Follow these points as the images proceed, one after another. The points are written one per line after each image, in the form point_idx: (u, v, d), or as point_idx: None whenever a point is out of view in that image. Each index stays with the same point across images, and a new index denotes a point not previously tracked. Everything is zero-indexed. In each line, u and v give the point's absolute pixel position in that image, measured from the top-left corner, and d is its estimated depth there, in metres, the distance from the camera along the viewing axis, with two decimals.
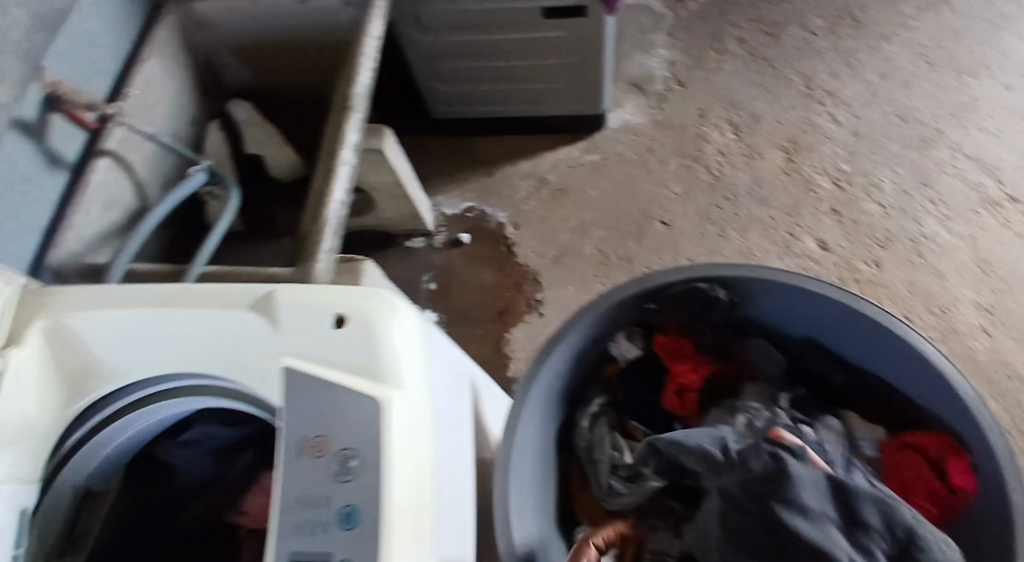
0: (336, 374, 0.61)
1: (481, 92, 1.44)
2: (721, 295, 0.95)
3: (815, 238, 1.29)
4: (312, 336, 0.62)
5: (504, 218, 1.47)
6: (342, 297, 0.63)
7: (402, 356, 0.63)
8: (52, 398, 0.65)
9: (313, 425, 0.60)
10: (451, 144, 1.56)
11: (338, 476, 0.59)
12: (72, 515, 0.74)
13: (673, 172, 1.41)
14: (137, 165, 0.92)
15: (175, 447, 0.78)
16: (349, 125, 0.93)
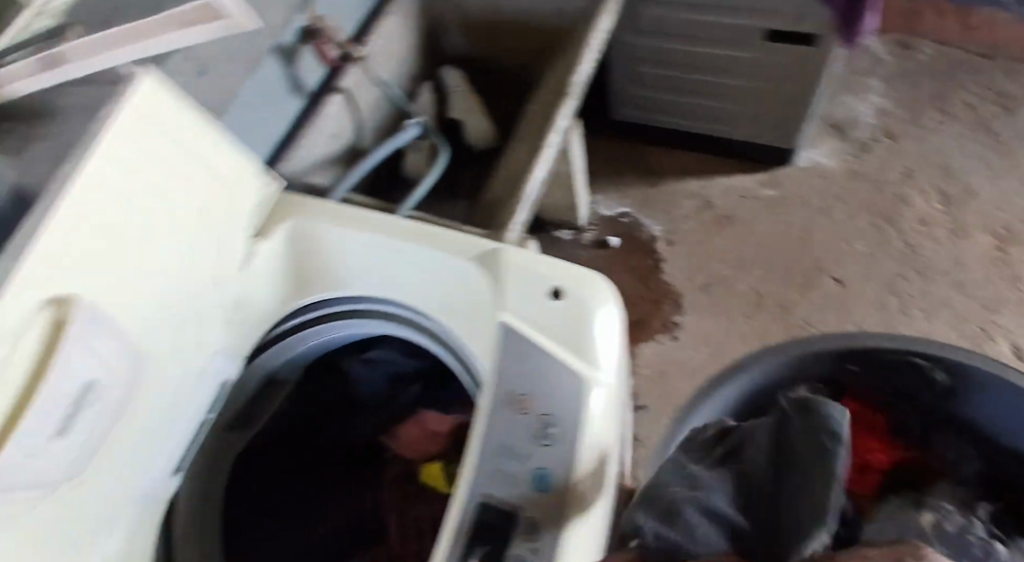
0: (544, 341, 0.49)
1: (668, 101, 1.35)
2: (940, 380, 0.70)
3: (1011, 341, 1.18)
4: (524, 301, 0.51)
5: (659, 232, 1.37)
6: (566, 269, 0.51)
7: (614, 341, 0.50)
8: (273, 295, 0.59)
9: (515, 379, 0.49)
10: (620, 145, 1.46)
11: (536, 441, 0.47)
12: (254, 402, 0.65)
13: (863, 229, 1.31)
14: (361, 107, 0.92)
15: (357, 363, 0.68)
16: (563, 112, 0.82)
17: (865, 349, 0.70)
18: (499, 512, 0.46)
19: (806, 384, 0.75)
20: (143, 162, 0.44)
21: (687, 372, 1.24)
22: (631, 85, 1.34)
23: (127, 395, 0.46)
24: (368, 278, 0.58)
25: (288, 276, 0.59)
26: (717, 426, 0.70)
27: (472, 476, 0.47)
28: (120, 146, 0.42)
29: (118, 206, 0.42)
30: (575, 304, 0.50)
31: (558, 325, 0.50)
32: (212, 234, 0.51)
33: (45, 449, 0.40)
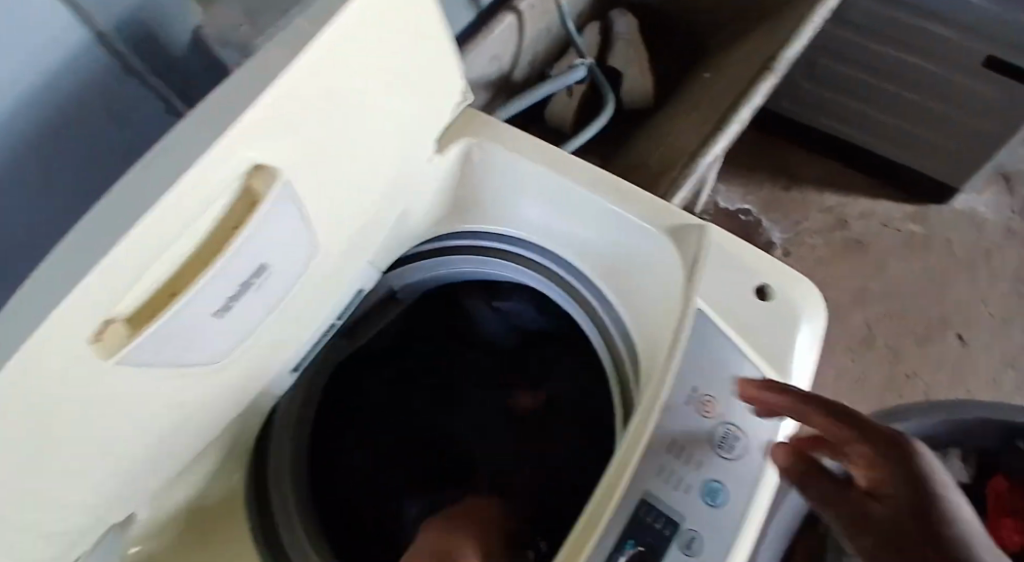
0: (741, 345, 0.45)
1: (834, 103, 1.23)
2: None
3: None
4: (725, 292, 0.45)
5: (779, 239, 1.28)
6: (777, 267, 0.46)
7: (806, 360, 0.46)
8: (427, 214, 0.52)
9: (709, 375, 0.44)
10: (760, 138, 1.36)
11: (716, 449, 0.44)
12: (368, 314, 0.58)
13: (1003, 293, 1.22)
14: (529, 31, 0.83)
15: (485, 307, 0.62)
16: (767, 81, 0.74)
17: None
18: (667, 519, 0.42)
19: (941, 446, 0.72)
20: (370, 49, 0.38)
21: None
22: (802, 74, 1.22)
23: (288, 287, 0.42)
24: (537, 220, 0.52)
25: (447, 196, 0.53)
26: None
27: (640, 470, 0.42)
28: (354, 27, 0.36)
29: (335, 94, 0.37)
30: (781, 309, 0.45)
31: (761, 331, 0.45)
32: (408, 141, 0.45)
33: (200, 329, 0.36)
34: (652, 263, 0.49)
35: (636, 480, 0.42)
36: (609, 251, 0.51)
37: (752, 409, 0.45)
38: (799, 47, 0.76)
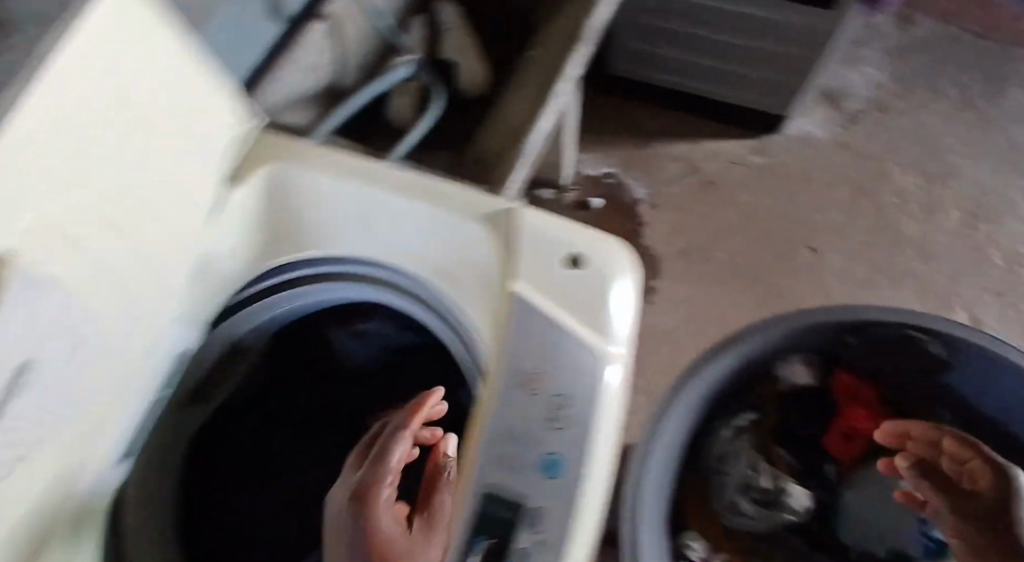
0: (559, 313, 0.46)
1: (660, 56, 1.31)
2: (935, 352, 0.69)
3: (968, 311, 1.23)
4: (537, 266, 0.48)
5: (643, 195, 1.37)
6: (585, 234, 0.49)
7: (628, 315, 0.48)
8: (240, 257, 0.56)
9: (529, 353, 0.46)
10: (609, 104, 1.44)
11: (548, 425, 0.45)
12: (216, 370, 0.61)
13: (843, 199, 1.32)
14: (348, 36, 0.83)
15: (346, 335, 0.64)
16: (583, 45, 0.79)
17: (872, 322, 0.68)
18: (509, 503, 0.44)
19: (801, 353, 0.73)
20: (93, 106, 0.37)
21: (659, 336, 1.26)
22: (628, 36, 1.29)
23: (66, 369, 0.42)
24: (357, 235, 0.54)
25: (258, 235, 0.56)
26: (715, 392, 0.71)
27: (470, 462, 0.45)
28: (65, 93, 0.35)
29: (61, 164, 0.36)
30: (596, 271, 0.48)
31: (576, 295, 0.47)
32: (175, 201, 0.47)
33: None
34: (471, 252, 0.50)
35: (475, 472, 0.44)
36: (431, 249, 0.52)
37: (581, 371, 0.45)
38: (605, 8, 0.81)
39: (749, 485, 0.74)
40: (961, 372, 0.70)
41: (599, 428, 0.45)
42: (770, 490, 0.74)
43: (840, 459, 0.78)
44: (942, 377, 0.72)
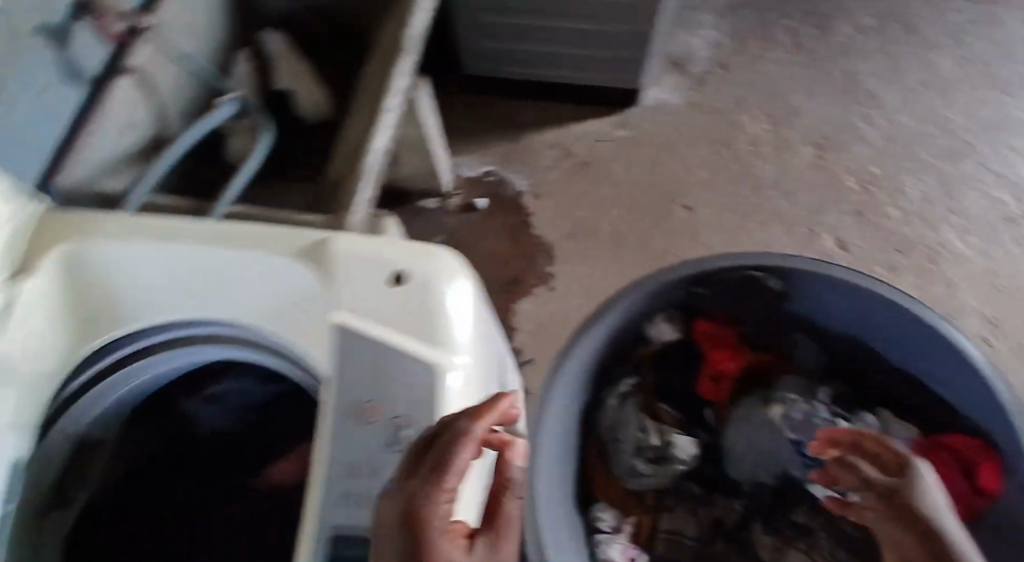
0: (387, 334, 0.48)
1: (509, 49, 1.35)
2: (774, 288, 0.76)
3: (835, 237, 1.33)
4: (360, 291, 0.49)
5: (525, 186, 1.41)
6: (407, 250, 0.51)
7: (460, 318, 0.50)
8: (57, 345, 0.54)
9: (362, 384, 0.48)
10: (475, 104, 1.47)
11: (390, 449, 0.47)
12: (65, 467, 0.62)
13: (706, 157, 1.41)
14: (159, 87, 0.83)
15: (199, 402, 0.67)
16: (405, 56, 0.78)
17: (710, 271, 0.75)
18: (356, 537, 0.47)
19: (660, 311, 0.80)
20: None
21: (564, 318, 1.30)
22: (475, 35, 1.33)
23: None
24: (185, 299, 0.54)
25: (71, 319, 0.54)
26: (587, 364, 0.78)
27: (323, 503, 0.47)
28: None
29: None
30: (421, 285, 0.50)
31: (402, 310, 0.49)
32: None
33: None
34: (298, 293, 0.52)
35: (322, 515, 0.47)
36: (257, 297, 0.53)
37: (416, 389, 0.48)
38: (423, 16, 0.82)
39: (640, 447, 0.77)
40: (801, 296, 0.77)
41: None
42: (659, 447, 0.77)
43: (716, 399, 0.80)
44: (789, 308, 0.79)
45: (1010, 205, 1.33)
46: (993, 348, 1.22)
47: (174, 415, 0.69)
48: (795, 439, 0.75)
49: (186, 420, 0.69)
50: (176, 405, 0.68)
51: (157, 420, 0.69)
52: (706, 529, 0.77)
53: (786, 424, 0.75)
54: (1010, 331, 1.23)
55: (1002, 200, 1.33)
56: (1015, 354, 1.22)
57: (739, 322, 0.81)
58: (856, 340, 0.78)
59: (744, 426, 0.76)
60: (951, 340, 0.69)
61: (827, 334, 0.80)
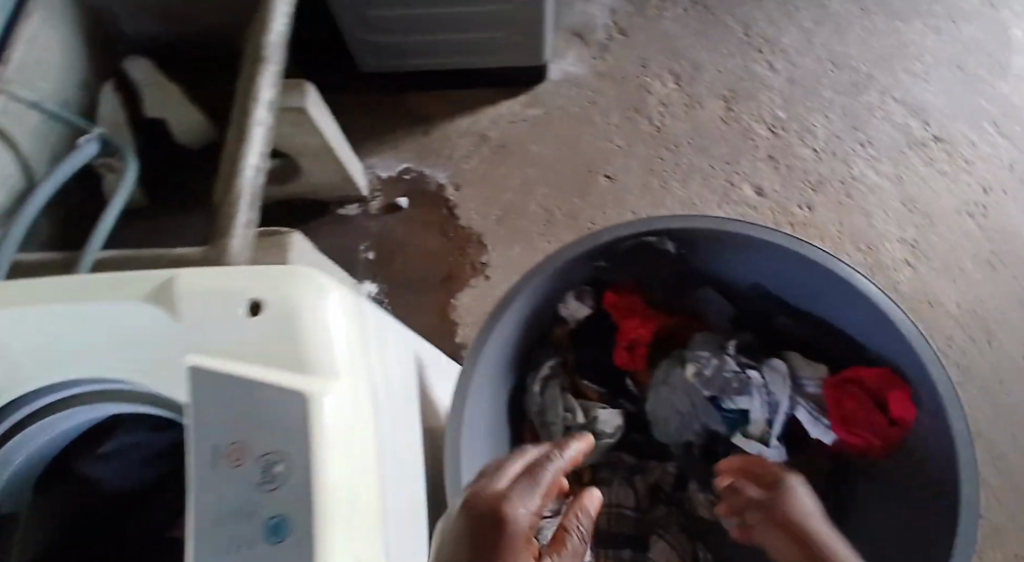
0: (250, 370, 0.50)
1: (396, 44, 1.30)
2: (670, 249, 0.76)
3: (753, 185, 1.35)
4: (221, 328, 0.51)
5: (445, 178, 1.39)
6: (259, 279, 0.52)
7: (325, 339, 0.52)
8: None
9: (224, 425, 0.49)
10: (381, 103, 1.44)
11: (262, 487, 0.48)
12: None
13: (619, 123, 1.41)
14: (20, 138, 0.80)
15: (95, 459, 0.71)
16: (263, 79, 0.78)
17: (609, 242, 0.74)
18: None
19: (569, 288, 0.80)
20: None
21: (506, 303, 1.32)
22: (364, 32, 1.27)
23: None
24: (49, 361, 0.54)
25: None
26: (505, 355, 0.77)
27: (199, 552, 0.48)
28: None
29: None
30: (277, 310, 0.52)
31: (264, 341, 0.51)
32: None
33: None
34: (162, 340, 0.52)
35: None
36: (117, 347, 0.53)
37: (283, 423, 0.49)
38: (279, 35, 0.81)
39: (567, 426, 0.79)
40: (702, 254, 0.78)
41: (315, 464, 0.48)
42: (585, 425, 0.79)
43: (630, 367, 0.82)
44: (692, 263, 0.80)
45: (915, 128, 1.36)
46: (915, 270, 1.28)
47: (81, 479, 0.72)
48: (709, 395, 0.76)
49: (91, 481, 0.72)
50: (80, 469, 0.71)
51: (64, 486, 0.71)
52: (644, 496, 0.83)
53: (699, 384, 0.76)
54: (928, 251, 1.29)
55: (907, 125, 1.36)
56: (936, 272, 1.28)
57: (645, 288, 0.82)
58: (763, 289, 0.79)
59: (660, 391, 0.78)
60: (843, 276, 0.67)
61: (733, 284, 0.80)
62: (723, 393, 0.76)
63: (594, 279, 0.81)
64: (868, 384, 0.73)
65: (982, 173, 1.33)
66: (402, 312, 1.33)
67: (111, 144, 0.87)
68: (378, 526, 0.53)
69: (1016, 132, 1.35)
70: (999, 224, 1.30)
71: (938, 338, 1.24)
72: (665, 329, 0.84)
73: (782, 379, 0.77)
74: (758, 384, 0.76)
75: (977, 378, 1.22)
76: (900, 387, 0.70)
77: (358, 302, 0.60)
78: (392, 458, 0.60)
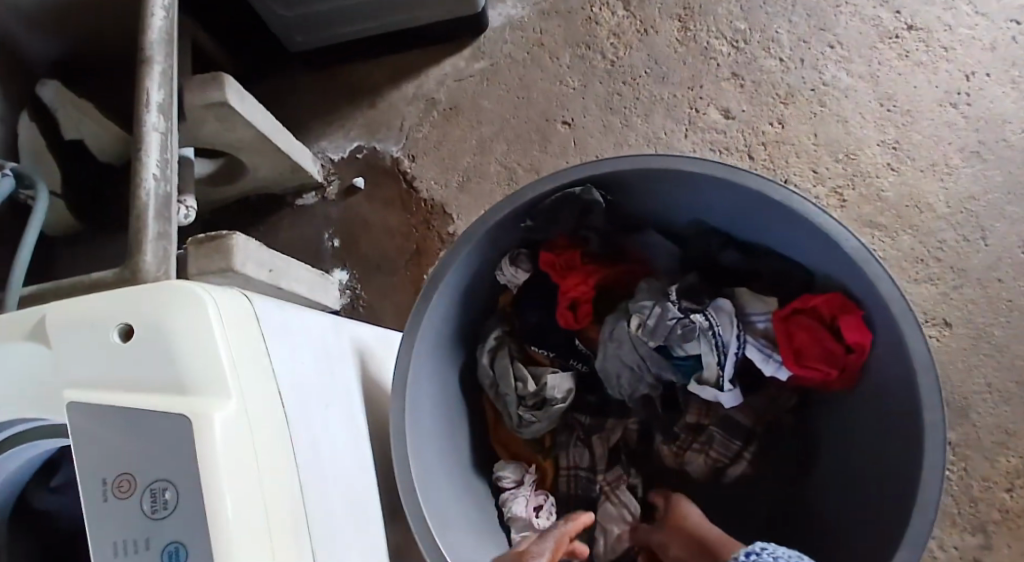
0: (128, 399, 0.48)
1: (325, 15, 1.26)
2: (598, 198, 0.75)
3: (719, 107, 1.28)
4: (99, 358, 0.49)
5: (399, 151, 1.34)
6: (127, 300, 0.50)
7: (206, 355, 0.49)
8: None
9: (111, 460, 0.47)
10: (324, 80, 1.39)
11: (154, 515, 0.46)
12: None
13: (570, 64, 1.34)
14: None
15: (47, 492, 0.71)
16: (150, 82, 0.77)
17: (528, 203, 0.72)
18: None
19: (507, 254, 0.81)
20: None
21: None
22: (283, 6, 1.21)
23: None
24: None
25: None
26: (447, 328, 0.77)
27: None
28: None
29: None
30: (148, 332, 0.49)
31: (137, 367, 0.48)
32: None
33: None
34: (46, 378, 0.51)
35: None
36: (12, 390, 0.52)
37: (168, 449, 0.47)
38: (160, 31, 0.79)
39: (519, 396, 0.81)
40: (630, 197, 0.77)
41: (203, 490, 0.46)
42: (536, 393, 0.81)
43: (577, 326, 0.83)
44: (624, 204, 0.79)
45: (886, 20, 1.27)
46: (899, 174, 1.21)
47: (44, 510, 0.73)
48: (656, 344, 0.78)
49: (55, 511, 0.73)
50: (41, 501, 0.72)
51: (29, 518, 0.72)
52: (602, 457, 0.86)
53: (643, 335, 0.77)
54: (910, 152, 1.21)
55: (877, 18, 1.27)
56: (922, 172, 1.20)
57: (582, 243, 0.81)
58: (705, 223, 0.78)
59: (608, 347, 0.80)
60: (771, 196, 0.64)
61: (672, 215, 0.79)
62: (667, 343, 0.77)
63: (529, 241, 0.81)
64: (820, 312, 0.72)
65: (962, 58, 1.24)
66: (374, 296, 1.29)
67: (27, 174, 0.86)
68: (296, 542, 0.51)
69: (995, 6, 1.25)
70: (985, 111, 1.21)
71: (928, 243, 1.18)
72: (609, 281, 0.85)
73: (729, 320, 0.76)
74: (702, 328, 0.76)
75: (975, 279, 1.15)
76: (856, 312, 0.69)
77: (254, 307, 0.56)
78: (316, 466, 0.58)
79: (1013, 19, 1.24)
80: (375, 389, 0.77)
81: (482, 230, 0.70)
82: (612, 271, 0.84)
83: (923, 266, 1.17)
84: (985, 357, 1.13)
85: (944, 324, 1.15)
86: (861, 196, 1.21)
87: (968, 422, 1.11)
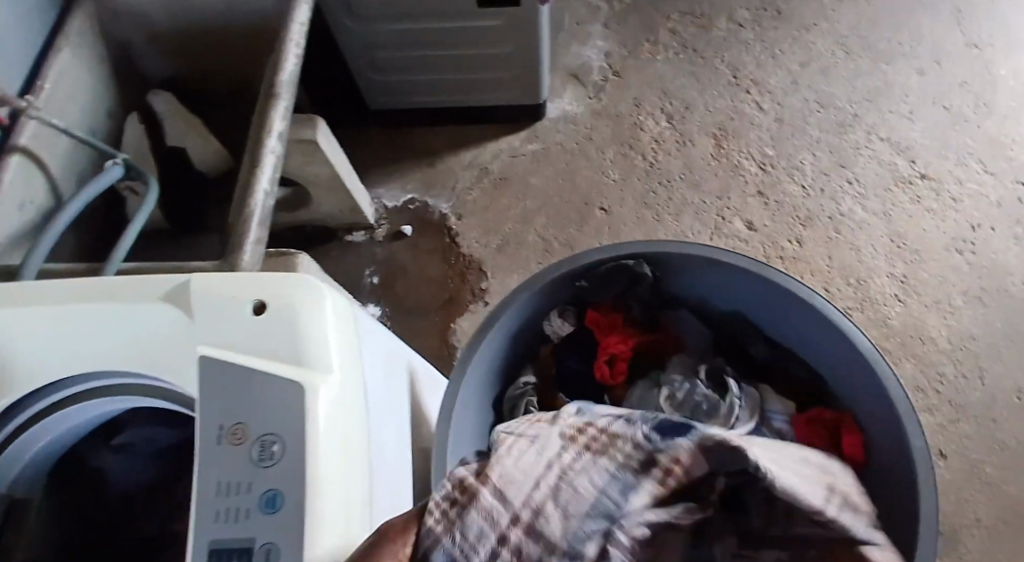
0: (256, 363, 0.56)
1: (405, 84, 1.41)
2: (646, 272, 0.85)
3: (743, 219, 1.41)
4: (230, 326, 0.58)
5: (447, 208, 1.46)
6: (263, 282, 0.59)
7: (327, 342, 0.58)
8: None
9: (229, 411, 0.55)
10: (389, 136, 1.53)
11: (260, 464, 0.54)
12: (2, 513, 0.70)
13: (613, 159, 1.48)
14: (49, 160, 0.90)
15: (107, 452, 0.77)
16: (274, 114, 0.88)
17: (583, 268, 0.83)
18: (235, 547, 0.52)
19: (553, 308, 0.91)
20: None
21: None
22: (371, 71, 1.36)
23: None
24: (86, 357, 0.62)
25: None
26: (493, 365, 0.86)
27: (199, 522, 0.53)
28: None
29: None
30: (280, 311, 0.58)
31: (266, 338, 0.57)
32: None
33: None
34: (176, 338, 0.59)
35: (200, 530, 0.53)
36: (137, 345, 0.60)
37: (281, 410, 0.55)
38: (290, 74, 0.92)
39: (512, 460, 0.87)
40: (673, 277, 0.88)
41: (306, 447, 0.53)
42: None
43: (611, 382, 0.93)
44: (664, 282, 0.89)
45: (902, 167, 1.42)
46: (905, 305, 1.32)
47: (93, 471, 0.78)
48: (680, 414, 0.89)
49: (104, 472, 0.77)
50: (97, 460, 0.77)
51: (80, 473, 0.78)
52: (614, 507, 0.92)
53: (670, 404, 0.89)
54: (917, 287, 1.33)
55: (894, 164, 1.42)
56: (927, 307, 1.32)
57: (624, 309, 0.92)
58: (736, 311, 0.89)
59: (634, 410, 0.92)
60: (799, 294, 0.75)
61: (708, 299, 0.90)
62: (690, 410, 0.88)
63: (576, 300, 0.92)
64: (832, 424, 0.84)
65: (970, 210, 1.38)
66: (407, 335, 1.37)
67: (133, 167, 0.94)
68: (365, 515, 0.58)
69: (1004, 168, 1.40)
70: (989, 260, 1.34)
71: (929, 373, 1.28)
72: (645, 349, 0.95)
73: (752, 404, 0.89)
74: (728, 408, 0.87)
75: (971, 415, 1.25)
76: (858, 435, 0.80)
77: (356, 312, 0.66)
78: (380, 458, 0.65)
79: (1019, 181, 1.39)
80: (418, 408, 0.85)
81: (538, 284, 0.80)
82: (646, 336, 0.94)
83: (922, 394, 1.27)
84: (975, 490, 1.20)
85: (939, 453, 1.23)
86: (868, 319, 1.32)
87: (955, 551, 1.17)
